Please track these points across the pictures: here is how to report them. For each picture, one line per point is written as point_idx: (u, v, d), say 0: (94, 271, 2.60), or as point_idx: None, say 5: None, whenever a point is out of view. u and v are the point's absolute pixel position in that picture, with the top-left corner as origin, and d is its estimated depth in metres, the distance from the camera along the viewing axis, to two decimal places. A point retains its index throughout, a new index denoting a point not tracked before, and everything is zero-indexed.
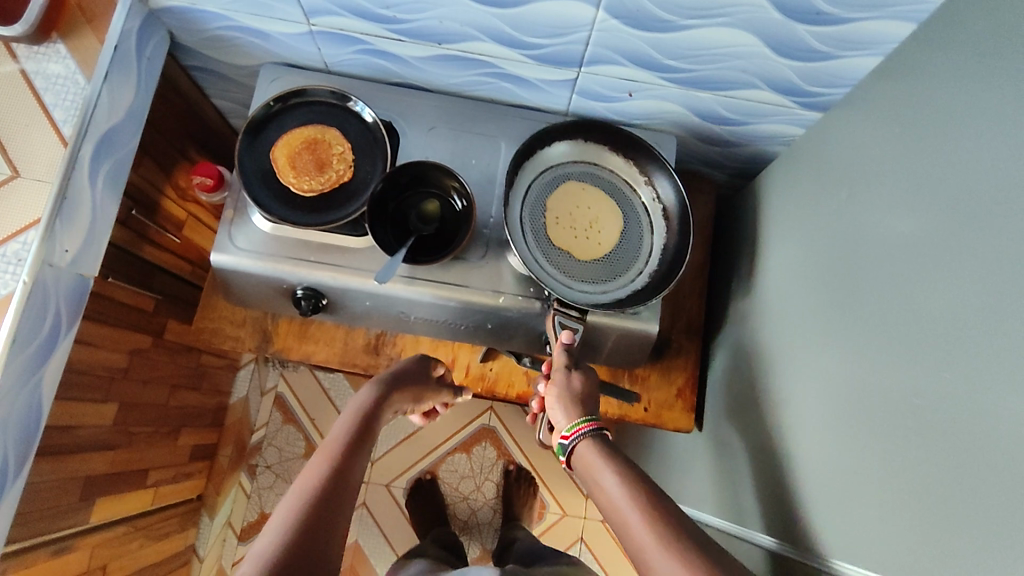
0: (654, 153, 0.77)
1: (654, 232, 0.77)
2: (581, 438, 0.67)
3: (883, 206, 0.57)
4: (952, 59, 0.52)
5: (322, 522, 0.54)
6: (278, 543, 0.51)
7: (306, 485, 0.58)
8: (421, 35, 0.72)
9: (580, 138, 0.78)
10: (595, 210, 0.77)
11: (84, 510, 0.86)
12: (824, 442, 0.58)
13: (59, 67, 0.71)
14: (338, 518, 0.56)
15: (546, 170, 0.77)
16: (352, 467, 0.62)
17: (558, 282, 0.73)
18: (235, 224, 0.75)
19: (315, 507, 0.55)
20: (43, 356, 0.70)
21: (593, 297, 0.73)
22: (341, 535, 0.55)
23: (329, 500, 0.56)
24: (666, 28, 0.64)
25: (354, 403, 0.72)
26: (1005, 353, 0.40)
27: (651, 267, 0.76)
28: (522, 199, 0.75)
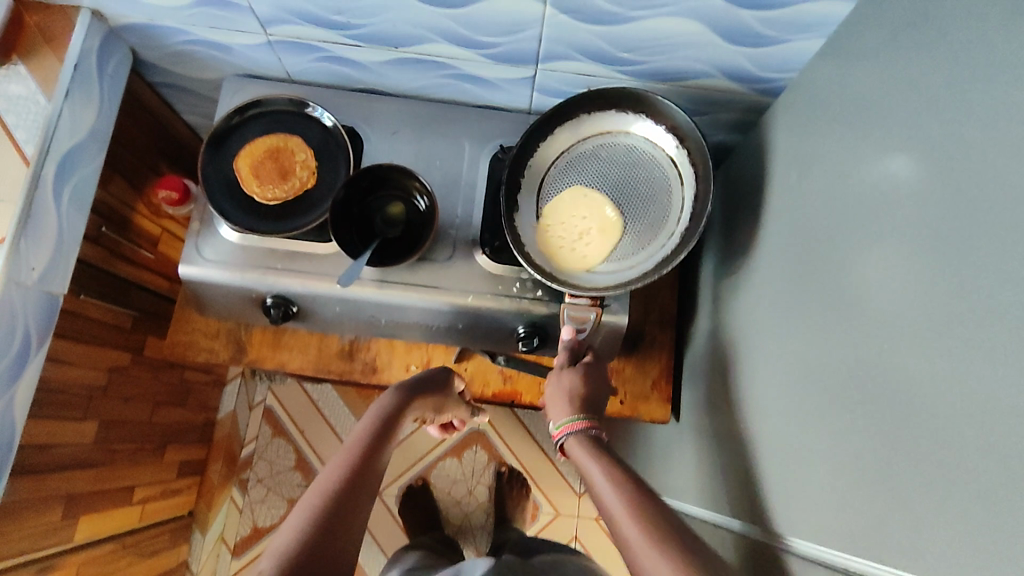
0: (661, 102, 0.71)
1: (684, 184, 0.73)
2: (570, 434, 0.67)
3: (836, 184, 0.57)
4: (889, 36, 0.52)
5: (342, 516, 0.55)
6: (297, 535, 0.52)
7: (326, 485, 0.58)
8: (377, 39, 0.73)
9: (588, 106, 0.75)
10: (581, 211, 0.73)
11: (68, 528, 0.86)
12: (790, 424, 0.58)
13: (21, 88, 0.72)
14: (354, 519, 0.56)
15: (558, 154, 0.76)
16: (372, 465, 0.62)
17: (575, 267, 0.72)
18: (201, 236, 0.76)
19: (333, 507, 0.55)
20: (13, 374, 0.71)
21: (617, 276, 0.72)
22: (357, 534, 0.55)
23: (348, 499, 0.57)
24: (614, 21, 0.65)
25: (376, 404, 0.71)
26: (955, 322, 0.40)
27: (681, 230, 0.72)
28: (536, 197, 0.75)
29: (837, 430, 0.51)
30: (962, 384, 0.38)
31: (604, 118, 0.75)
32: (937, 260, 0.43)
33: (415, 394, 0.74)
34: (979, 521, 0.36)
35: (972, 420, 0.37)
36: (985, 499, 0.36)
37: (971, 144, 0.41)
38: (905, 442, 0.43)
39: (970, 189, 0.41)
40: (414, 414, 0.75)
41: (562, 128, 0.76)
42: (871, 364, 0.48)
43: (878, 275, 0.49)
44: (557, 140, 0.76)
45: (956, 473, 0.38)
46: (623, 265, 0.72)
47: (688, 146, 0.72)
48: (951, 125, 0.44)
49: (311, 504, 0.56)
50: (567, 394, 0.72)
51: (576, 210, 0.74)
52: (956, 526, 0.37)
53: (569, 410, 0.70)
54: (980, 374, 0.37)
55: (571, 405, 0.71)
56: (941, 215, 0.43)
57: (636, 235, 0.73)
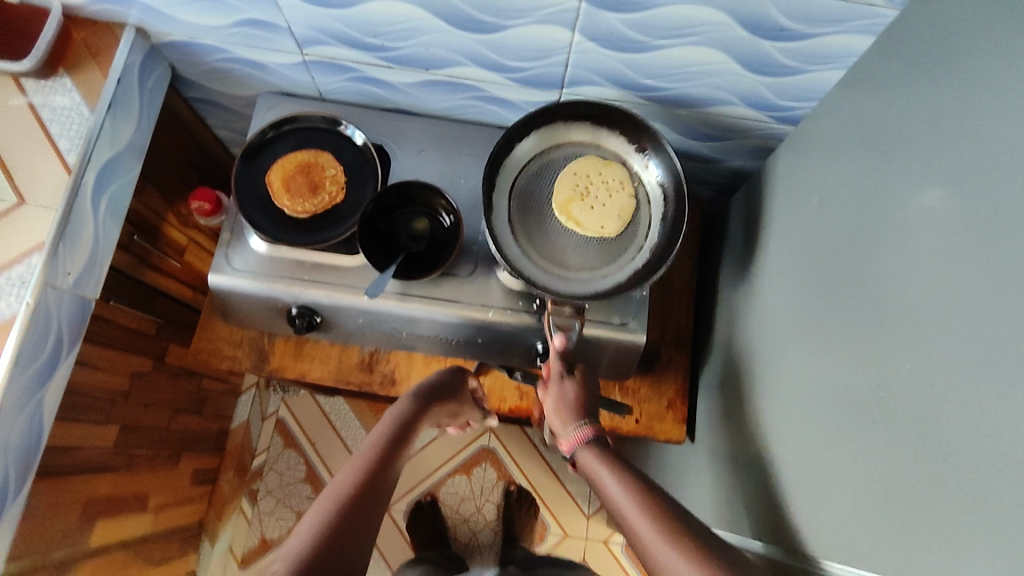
0: (642, 128, 0.76)
1: (652, 203, 0.77)
2: (580, 445, 0.69)
3: (853, 210, 0.59)
4: (906, 69, 0.54)
5: (356, 519, 0.56)
6: (313, 536, 0.53)
7: (340, 489, 0.59)
8: (409, 61, 0.76)
9: (559, 121, 0.77)
10: (579, 206, 0.75)
11: (85, 531, 0.87)
12: (811, 445, 0.59)
13: (65, 100, 0.75)
14: (368, 523, 0.57)
15: (534, 157, 0.78)
16: (386, 472, 0.63)
17: (550, 271, 0.74)
18: (231, 246, 0.78)
19: (347, 511, 0.56)
20: (45, 376, 0.72)
21: (589, 284, 0.74)
22: (371, 538, 0.56)
23: (362, 504, 0.58)
24: (638, 49, 0.67)
25: (391, 411, 0.72)
26: (978, 339, 0.41)
27: (652, 243, 0.75)
28: (511, 191, 0.77)
29: (857, 450, 0.52)
30: (983, 406, 0.39)
31: (579, 130, 0.78)
32: (955, 284, 0.44)
33: (429, 402, 0.75)
34: (998, 540, 0.37)
35: (994, 443, 0.38)
36: (1007, 517, 0.37)
37: (987, 175, 0.43)
38: (927, 462, 0.44)
39: (987, 216, 0.42)
40: (428, 422, 0.76)
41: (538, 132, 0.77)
42: (892, 386, 0.49)
43: (897, 297, 0.50)
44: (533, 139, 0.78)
45: (978, 492, 0.39)
46: (597, 273, 0.75)
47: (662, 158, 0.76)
48: (968, 154, 0.45)
49: (327, 506, 0.57)
50: (570, 403, 0.74)
51: (585, 213, 0.75)
52: (980, 543, 0.38)
53: (576, 420, 0.72)
54: (1002, 397, 0.38)
55: (575, 413, 0.73)
56: (958, 243, 0.45)
57: (613, 246, 0.75)
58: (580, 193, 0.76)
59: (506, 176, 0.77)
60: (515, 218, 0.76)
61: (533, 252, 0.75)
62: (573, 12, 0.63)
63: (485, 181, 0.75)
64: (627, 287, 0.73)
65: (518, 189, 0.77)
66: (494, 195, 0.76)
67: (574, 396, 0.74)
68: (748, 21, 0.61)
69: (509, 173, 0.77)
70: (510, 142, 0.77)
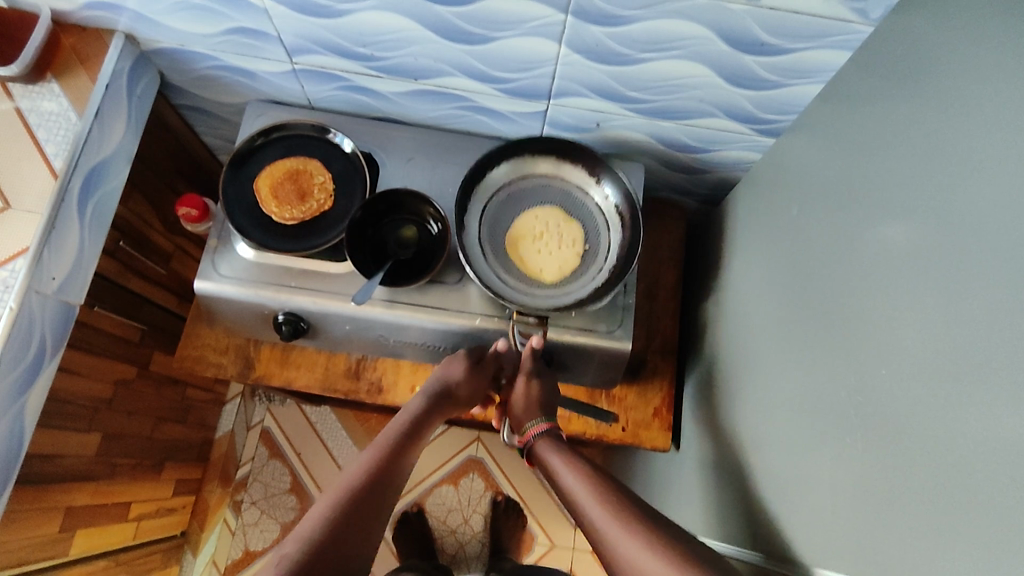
0: (598, 157, 0.78)
1: (612, 230, 0.78)
2: (537, 439, 0.72)
3: (831, 219, 0.60)
4: (881, 82, 0.56)
5: (359, 519, 0.56)
6: (321, 524, 0.54)
7: (352, 479, 0.60)
8: (398, 71, 0.76)
9: (523, 153, 0.80)
10: (529, 242, 0.77)
11: (65, 540, 0.86)
12: (791, 450, 0.60)
13: (53, 105, 0.75)
14: (375, 517, 0.58)
15: (501, 187, 0.80)
16: (397, 467, 0.64)
17: (516, 290, 0.75)
18: (218, 253, 0.78)
19: (356, 502, 0.58)
20: (27, 382, 0.71)
21: (553, 301, 0.75)
22: (377, 532, 0.58)
23: (371, 497, 0.59)
24: (624, 62, 0.68)
25: (406, 408, 0.73)
26: (951, 343, 0.42)
27: (609, 265, 0.77)
28: (480, 217, 0.78)
29: (835, 455, 0.53)
30: (956, 409, 0.40)
31: (544, 160, 0.80)
32: (931, 292, 0.45)
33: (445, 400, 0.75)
34: (972, 540, 0.38)
35: (968, 444, 0.39)
36: (980, 518, 0.38)
37: (958, 185, 0.44)
38: (905, 466, 0.44)
39: (958, 224, 0.44)
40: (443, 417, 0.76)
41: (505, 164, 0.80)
42: (872, 391, 0.50)
43: (875, 304, 0.51)
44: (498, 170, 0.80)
45: (954, 494, 0.40)
46: (560, 293, 0.76)
47: (616, 183, 0.78)
48: (941, 165, 0.47)
49: (338, 496, 0.58)
50: (530, 402, 0.76)
51: (531, 251, 0.77)
52: (953, 543, 0.39)
53: (534, 417, 0.75)
54: (973, 399, 0.39)
55: (534, 411, 0.76)
56: (931, 250, 0.46)
57: (572, 272, 0.77)
58: (534, 233, 0.78)
59: (478, 201, 0.79)
60: (490, 216, 0.79)
61: (490, 248, 0.77)
62: (560, 26, 0.65)
63: (458, 208, 0.76)
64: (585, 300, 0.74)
65: (487, 217, 0.79)
66: (464, 218, 0.77)
67: (536, 394, 0.76)
68: (730, 36, 0.63)
69: (477, 205, 0.79)
70: (478, 172, 0.78)
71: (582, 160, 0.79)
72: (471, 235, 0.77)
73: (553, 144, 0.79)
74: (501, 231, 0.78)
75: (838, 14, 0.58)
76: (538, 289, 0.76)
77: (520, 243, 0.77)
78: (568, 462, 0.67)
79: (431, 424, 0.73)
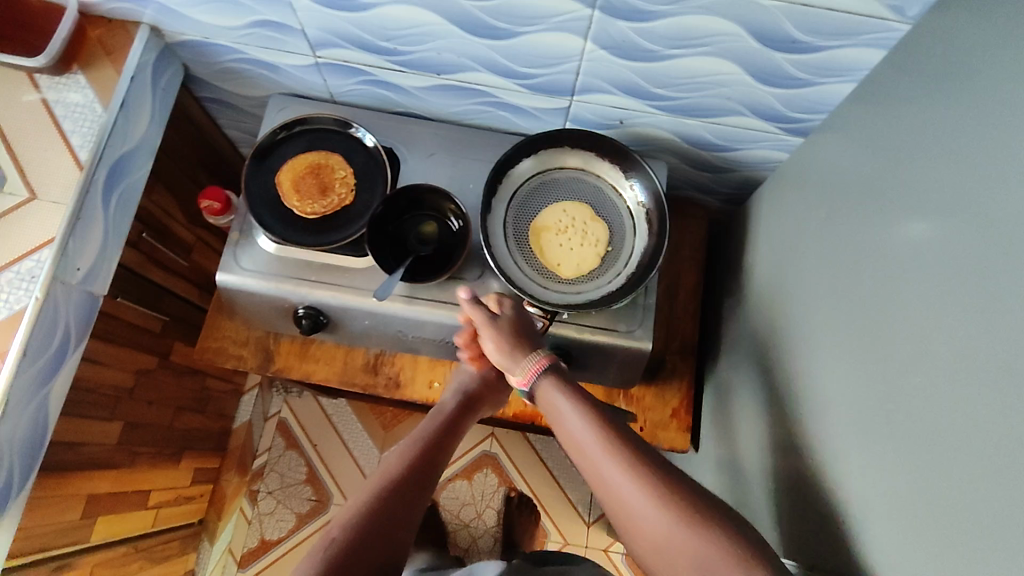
0: (634, 158, 0.77)
1: (637, 230, 0.78)
2: (538, 378, 0.65)
3: (861, 222, 0.59)
4: (916, 81, 0.54)
5: (388, 519, 0.57)
6: (348, 526, 0.55)
7: (382, 477, 0.61)
8: (421, 66, 0.76)
9: (564, 145, 0.79)
10: (554, 231, 0.77)
11: (86, 527, 0.88)
12: (816, 454, 0.59)
13: (79, 96, 0.75)
14: (405, 516, 0.58)
15: (536, 175, 0.79)
16: (428, 463, 0.64)
17: (530, 279, 0.75)
18: (240, 246, 0.78)
19: (384, 501, 0.58)
20: (51, 371, 0.72)
21: (564, 298, 0.74)
22: (407, 530, 0.58)
23: (400, 495, 0.59)
24: (651, 58, 0.67)
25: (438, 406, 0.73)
26: (983, 352, 0.41)
27: (628, 271, 0.76)
28: (509, 202, 0.78)
29: (863, 462, 0.52)
30: (988, 420, 0.39)
31: (583, 155, 0.79)
32: (962, 298, 0.44)
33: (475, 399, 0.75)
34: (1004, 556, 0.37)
35: (1000, 458, 0.38)
36: (1011, 533, 0.37)
37: (992, 189, 0.43)
38: (936, 475, 0.43)
39: (993, 231, 0.42)
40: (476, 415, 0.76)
41: (542, 154, 0.79)
42: (902, 400, 0.48)
43: (905, 311, 0.50)
44: (534, 161, 0.79)
45: (986, 507, 0.39)
46: (572, 290, 0.75)
47: (644, 182, 0.78)
48: (976, 169, 0.45)
49: (367, 495, 0.59)
50: (510, 341, 0.69)
51: (552, 244, 0.77)
52: (982, 555, 0.38)
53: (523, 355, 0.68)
54: (1007, 411, 0.38)
55: (519, 349, 0.68)
56: (967, 256, 0.44)
57: (589, 273, 0.76)
58: (559, 227, 0.77)
59: (507, 187, 0.78)
60: (519, 202, 0.78)
61: (513, 234, 0.77)
62: (586, 21, 0.64)
63: (485, 193, 0.76)
64: (597, 304, 0.73)
65: (517, 201, 0.78)
66: (491, 201, 0.77)
67: (512, 328, 0.69)
68: (761, 33, 0.62)
69: (508, 187, 0.78)
70: (510, 161, 0.78)
71: (616, 158, 0.78)
72: (496, 224, 0.77)
73: (596, 139, 0.78)
74: (527, 218, 0.78)
75: (873, 12, 0.57)
76: (551, 281, 0.76)
77: (545, 228, 0.77)
78: (591, 418, 0.59)
79: (464, 421, 0.73)
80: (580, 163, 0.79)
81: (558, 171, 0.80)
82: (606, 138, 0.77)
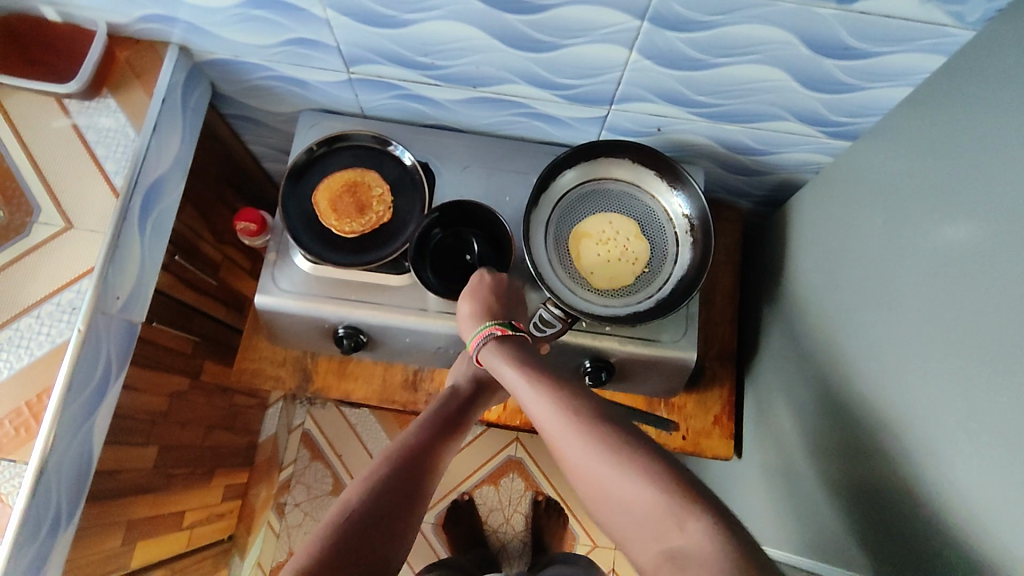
0: (682, 174, 0.77)
1: (681, 241, 0.77)
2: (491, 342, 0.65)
3: (916, 229, 0.58)
4: (976, 88, 0.54)
5: (375, 525, 0.52)
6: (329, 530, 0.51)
7: (368, 479, 0.56)
8: (457, 79, 0.75)
9: (625, 156, 0.78)
10: (596, 238, 0.77)
11: (127, 553, 0.87)
12: (878, 465, 0.59)
13: (110, 121, 0.74)
14: (396, 523, 0.54)
15: (590, 182, 0.79)
16: (420, 464, 0.59)
17: (560, 280, 0.74)
18: (278, 267, 0.77)
19: (371, 506, 0.53)
20: (95, 403, 0.71)
21: (591, 308, 0.73)
22: (398, 538, 0.53)
23: (389, 499, 0.55)
24: (696, 66, 0.66)
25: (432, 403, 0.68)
26: None
27: (661, 295, 0.75)
28: (555, 201, 0.78)
29: (936, 477, 0.51)
30: None
31: (640, 172, 0.79)
32: None
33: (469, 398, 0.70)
34: None
35: None
36: None
37: None
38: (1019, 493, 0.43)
39: None
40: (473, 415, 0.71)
41: (600, 162, 0.79)
42: (980, 414, 0.47)
43: (974, 323, 0.49)
44: (589, 168, 0.79)
45: None
46: (599, 301, 0.75)
47: (686, 192, 0.77)
48: None
49: (351, 499, 0.54)
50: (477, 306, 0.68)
51: (589, 251, 0.76)
52: None
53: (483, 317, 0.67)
54: None
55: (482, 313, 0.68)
56: None
57: (618, 292, 0.75)
58: (600, 236, 0.77)
59: (555, 188, 0.78)
60: (564, 205, 0.78)
61: (554, 233, 0.77)
62: (633, 32, 0.63)
63: (536, 183, 0.76)
64: (621, 321, 0.72)
65: (562, 206, 0.78)
66: (539, 196, 0.77)
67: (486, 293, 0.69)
68: (814, 40, 0.61)
69: (559, 187, 0.78)
70: (563, 163, 0.78)
71: (668, 175, 0.78)
72: (538, 220, 0.77)
73: (657, 156, 0.77)
74: (569, 222, 0.78)
75: (931, 18, 0.56)
76: (580, 287, 0.75)
77: (588, 229, 0.77)
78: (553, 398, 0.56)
79: (459, 421, 0.68)
80: (635, 179, 0.79)
81: (613, 183, 0.79)
82: (661, 153, 0.76)
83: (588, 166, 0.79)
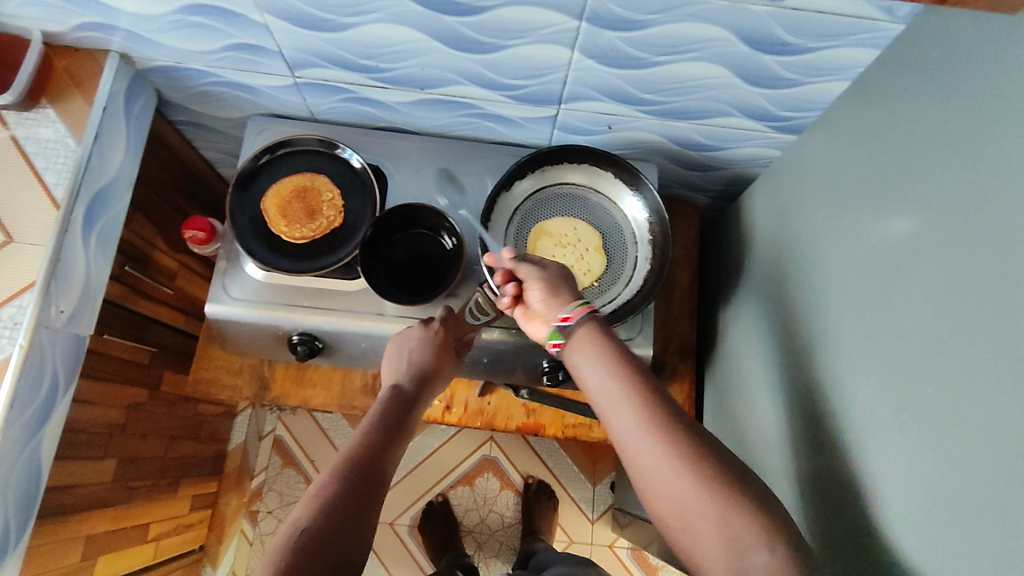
0: (643, 184, 0.77)
1: (637, 240, 0.78)
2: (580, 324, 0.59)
3: (855, 223, 0.59)
4: (906, 83, 0.54)
5: (323, 553, 0.47)
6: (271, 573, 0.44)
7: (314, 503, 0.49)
8: (404, 82, 0.74)
9: (608, 171, 0.79)
10: (560, 238, 0.77)
11: (87, 569, 0.85)
12: (821, 455, 0.60)
13: (49, 131, 0.72)
14: (348, 544, 0.48)
15: (569, 188, 0.79)
16: (368, 472, 0.53)
17: None
18: (228, 275, 0.76)
19: (317, 535, 0.47)
20: (41, 419, 0.70)
21: None
22: (350, 558, 0.48)
23: (337, 520, 0.49)
24: (639, 65, 0.66)
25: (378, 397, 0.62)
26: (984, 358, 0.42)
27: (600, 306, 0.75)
28: (527, 196, 0.79)
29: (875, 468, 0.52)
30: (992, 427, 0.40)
31: (619, 189, 0.79)
32: (962, 303, 0.44)
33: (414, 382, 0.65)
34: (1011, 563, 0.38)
35: (1005, 463, 0.39)
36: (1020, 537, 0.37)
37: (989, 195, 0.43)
38: (940, 481, 0.44)
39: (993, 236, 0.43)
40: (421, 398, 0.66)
41: (585, 173, 0.79)
42: (912, 404, 0.48)
43: (907, 316, 0.50)
44: (569, 176, 0.79)
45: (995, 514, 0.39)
46: None
47: (644, 194, 0.78)
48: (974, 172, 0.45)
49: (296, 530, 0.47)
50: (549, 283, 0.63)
51: (545, 249, 0.77)
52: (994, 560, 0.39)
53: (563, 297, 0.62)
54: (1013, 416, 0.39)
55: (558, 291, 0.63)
56: (971, 263, 0.44)
57: None
58: (562, 238, 0.77)
59: (529, 183, 0.79)
60: (535, 202, 0.79)
61: (518, 223, 0.78)
62: (573, 32, 0.63)
63: (511, 169, 0.77)
64: None
65: (530, 205, 0.79)
66: (512, 185, 0.78)
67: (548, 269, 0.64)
68: (750, 37, 0.61)
69: (536, 185, 0.79)
70: (542, 163, 0.78)
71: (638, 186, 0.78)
72: (506, 208, 0.78)
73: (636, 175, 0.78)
74: (535, 219, 0.78)
75: (862, 13, 0.56)
76: None
77: (558, 225, 0.78)
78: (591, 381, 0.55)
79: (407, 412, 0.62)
80: (610, 193, 0.79)
81: (592, 196, 0.79)
82: (636, 168, 0.76)
83: (569, 173, 0.79)
